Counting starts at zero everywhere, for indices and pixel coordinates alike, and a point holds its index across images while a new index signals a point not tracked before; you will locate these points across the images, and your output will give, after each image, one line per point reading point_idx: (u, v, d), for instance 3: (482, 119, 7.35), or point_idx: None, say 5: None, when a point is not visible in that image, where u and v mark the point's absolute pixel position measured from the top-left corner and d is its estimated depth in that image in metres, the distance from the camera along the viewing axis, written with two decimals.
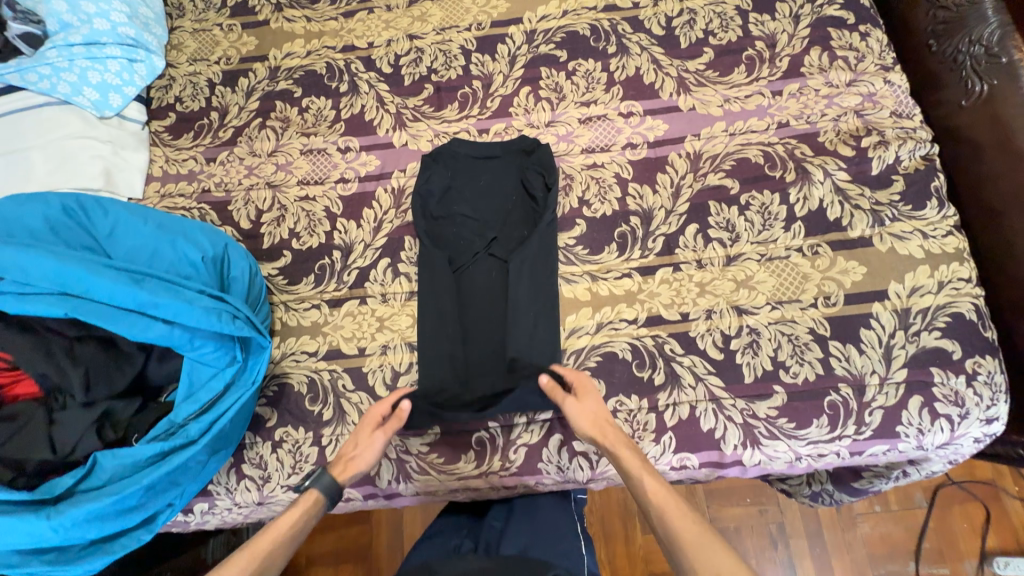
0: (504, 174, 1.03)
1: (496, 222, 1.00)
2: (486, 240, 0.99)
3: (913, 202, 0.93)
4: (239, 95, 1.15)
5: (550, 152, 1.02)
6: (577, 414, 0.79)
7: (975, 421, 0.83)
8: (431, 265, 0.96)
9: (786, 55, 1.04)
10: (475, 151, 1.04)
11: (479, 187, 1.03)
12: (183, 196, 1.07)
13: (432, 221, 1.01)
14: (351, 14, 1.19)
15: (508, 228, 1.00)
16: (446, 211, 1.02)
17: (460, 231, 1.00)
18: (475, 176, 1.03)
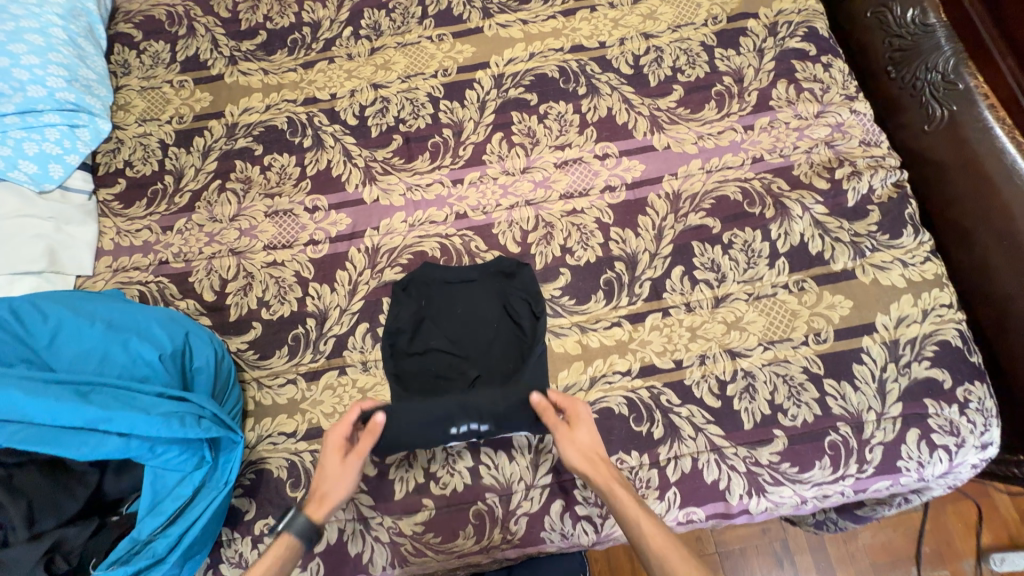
0: (483, 297, 0.95)
1: (478, 356, 0.92)
2: (468, 379, 0.90)
3: (889, 231, 0.94)
4: (195, 156, 1.08)
5: (533, 275, 0.95)
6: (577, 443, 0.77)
7: (971, 448, 0.83)
8: (399, 414, 0.81)
9: (753, 89, 1.05)
10: (449, 275, 0.96)
11: (456, 317, 0.94)
12: (139, 269, 0.99)
13: (405, 360, 0.92)
14: (311, 64, 1.14)
15: (493, 365, 0.91)
16: (421, 347, 0.93)
17: (437, 370, 0.91)
18: (453, 305, 0.95)
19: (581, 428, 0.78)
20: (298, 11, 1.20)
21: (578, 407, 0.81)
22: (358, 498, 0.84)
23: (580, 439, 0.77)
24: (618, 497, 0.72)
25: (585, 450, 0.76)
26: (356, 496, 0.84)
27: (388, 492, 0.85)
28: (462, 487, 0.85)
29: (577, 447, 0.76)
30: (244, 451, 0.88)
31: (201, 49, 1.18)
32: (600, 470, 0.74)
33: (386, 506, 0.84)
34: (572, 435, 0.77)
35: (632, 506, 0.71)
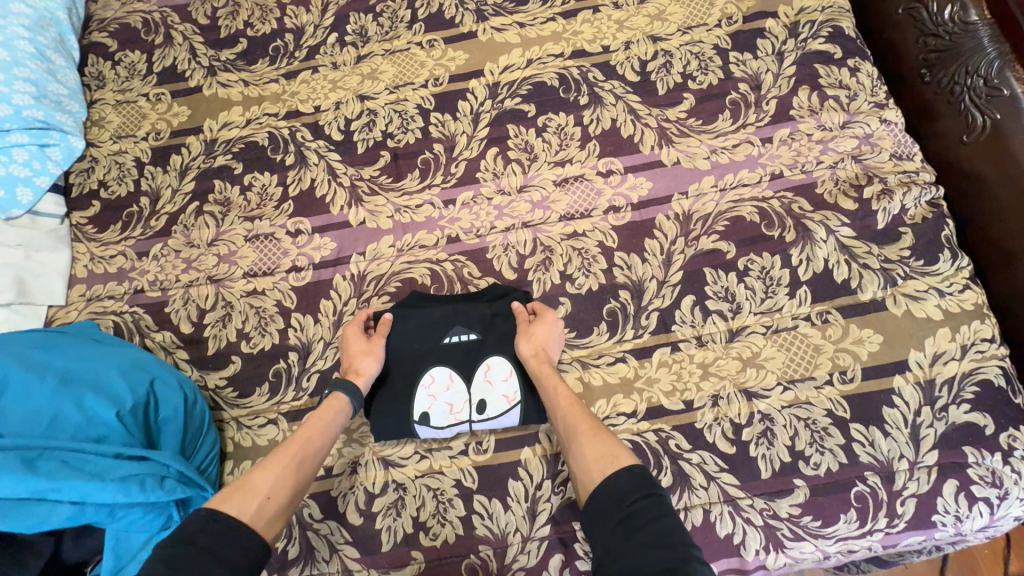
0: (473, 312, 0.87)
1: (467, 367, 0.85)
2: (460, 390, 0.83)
3: (924, 256, 0.85)
4: (172, 175, 1.02)
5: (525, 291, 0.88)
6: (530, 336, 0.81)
7: (1016, 502, 0.75)
8: (397, 349, 0.85)
9: (772, 97, 0.95)
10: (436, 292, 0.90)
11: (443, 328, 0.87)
12: (113, 298, 0.94)
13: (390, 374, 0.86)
14: (293, 74, 1.07)
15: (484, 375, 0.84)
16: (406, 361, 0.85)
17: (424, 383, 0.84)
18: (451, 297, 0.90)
19: (548, 323, 0.82)
20: (280, 16, 1.12)
21: (547, 312, 0.84)
22: (342, 549, 0.79)
23: (538, 331, 0.82)
24: (546, 377, 0.78)
25: (536, 341, 0.81)
26: (341, 548, 0.79)
27: (374, 544, 0.79)
28: (454, 537, 0.79)
29: (530, 339, 0.81)
30: None
31: (179, 58, 1.11)
32: (539, 362, 0.79)
33: (372, 559, 0.78)
34: (530, 325, 0.82)
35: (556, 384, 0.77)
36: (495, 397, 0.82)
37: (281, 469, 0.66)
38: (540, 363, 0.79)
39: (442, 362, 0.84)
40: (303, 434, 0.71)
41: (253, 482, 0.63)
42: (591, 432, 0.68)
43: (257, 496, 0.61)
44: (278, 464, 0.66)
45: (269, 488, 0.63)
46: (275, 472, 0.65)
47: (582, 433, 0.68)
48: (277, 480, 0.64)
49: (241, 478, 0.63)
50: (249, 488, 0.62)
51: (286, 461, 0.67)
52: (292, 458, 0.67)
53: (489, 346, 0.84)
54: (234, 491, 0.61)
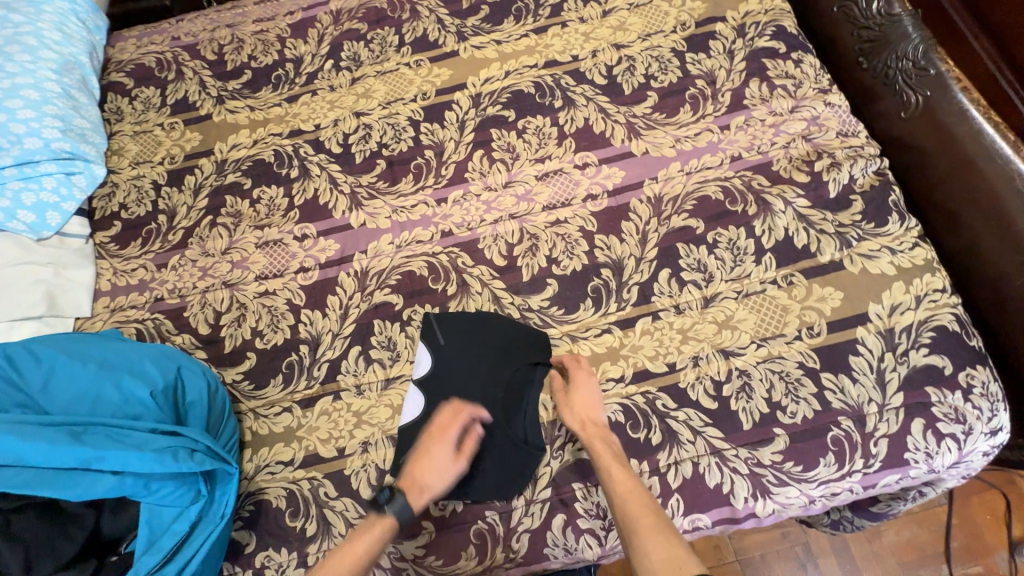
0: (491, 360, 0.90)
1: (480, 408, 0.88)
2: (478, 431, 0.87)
3: (875, 219, 0.93)
4: (187, 194, 1.11)
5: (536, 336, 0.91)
6: (577, 404, 0.84)
7: (980, 436, 0.81)
8: (432, 411, 0.88)
9: (726, 90, 1.06)
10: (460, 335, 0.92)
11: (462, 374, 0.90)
12: (136, 307, 1.01)
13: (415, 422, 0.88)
14: (295, 98, 1.18)
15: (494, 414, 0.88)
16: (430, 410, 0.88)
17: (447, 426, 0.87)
18: (467, 332, 0.92)
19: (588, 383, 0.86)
20: (280, 48, 1.24)
21: (580, 374, 0.87)
22: (357, 523, 0.83)
23: (578, 397, 0.85)
24: (602, 453, 0.78)
25: (581, 408, 0.84)
26: (355, 523, 0.84)
27: None
28: (462, 506, 0.84)
29: (575, 405, 0.84)
30: (243, 482, 0.88)
31: (190, 91, 1.22)
32: (591, 431, 0.81)
33: None
34: (571, 394, 0.85)
35: (611, 463, 0.77)
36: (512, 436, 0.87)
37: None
38: (594, 432, 0.81)
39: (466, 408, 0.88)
40: (345, 557, 0.71)
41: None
42: (655, 530, 0.67)
43: None
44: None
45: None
46: None
47: (643, 528, 0.68)
48: None
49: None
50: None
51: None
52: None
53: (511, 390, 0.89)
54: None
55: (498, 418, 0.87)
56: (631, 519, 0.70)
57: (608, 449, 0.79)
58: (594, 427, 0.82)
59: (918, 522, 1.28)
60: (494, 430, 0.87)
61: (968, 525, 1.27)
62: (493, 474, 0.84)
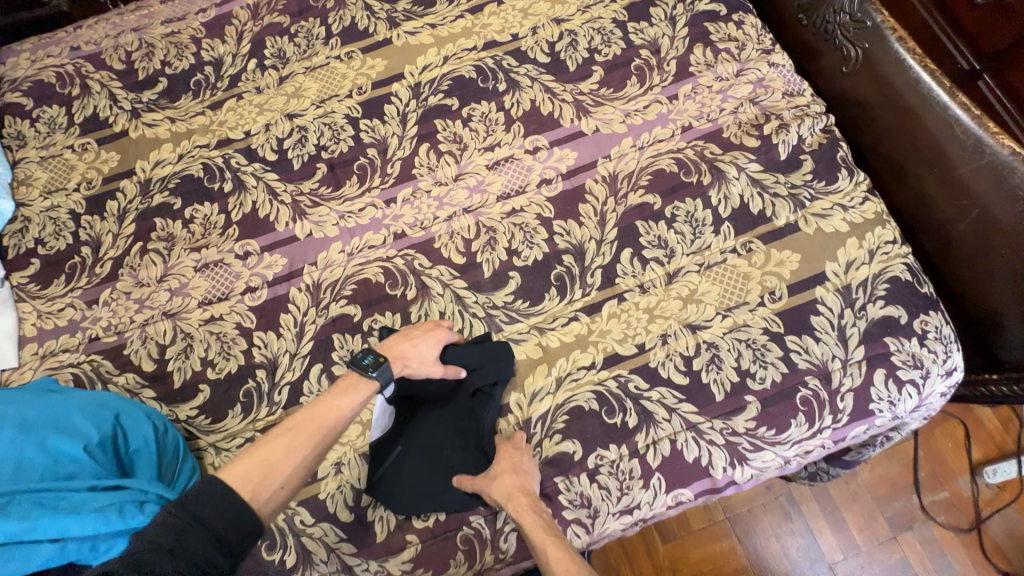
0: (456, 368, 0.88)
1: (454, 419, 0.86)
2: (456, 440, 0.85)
3: (825, 177, 0.94)
4: (111, 221, 1.02)
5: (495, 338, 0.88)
6: (495, 485, 0.76)
7: (937, 378, 0.84)
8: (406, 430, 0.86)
9: (671, 58, 1.03)
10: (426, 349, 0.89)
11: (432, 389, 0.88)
12: (69, 351, 0.93)
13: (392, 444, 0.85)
14: (219, 104, 1.09)
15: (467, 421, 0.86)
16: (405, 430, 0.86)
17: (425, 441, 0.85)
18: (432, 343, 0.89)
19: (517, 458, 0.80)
20: (196, 51, 1.14)
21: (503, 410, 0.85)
22: (338, 547, 0.80)
23: (502, 467, 0.78)
24: (533, 531, 0.73)
25: (502, 481, 0.76)
26: (337, 546, 0.80)
27: (369, 535, 0.81)
28: (444, 514, 0.82)
29: (497, 482, 0.77)
30: None
31: (99, 106, 1.11)
32: (518, 505, 0.74)
33: (369, 550, 0.80)
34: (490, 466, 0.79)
35: (516, 499, 0.75)
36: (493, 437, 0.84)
37: (303, 451, 0.71)
38: (521, 504, 0.75)
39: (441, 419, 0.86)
40: (321, 412, 0.75)
41: (274, 462, 0.68)
42: None
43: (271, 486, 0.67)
44: (299, 442, 0.71)
45: (286, 470, 0.69)
46: (298, 457, 0.70)
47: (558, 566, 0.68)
48: (297, 466, 0.70)
49: (261, 452, 0.69)
50: (269, 471, 0.68)
51: (305, 445, 0.71)
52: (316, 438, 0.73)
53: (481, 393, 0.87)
54: (252, 470, 0.67)
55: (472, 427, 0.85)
56: None
57: (544, 530, 0.73)
58: (518, 496, 0.75)
59: (892, 462, 1.35)
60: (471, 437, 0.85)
61: (933, 456, 1.35)
62: (478, 479, 0.83)
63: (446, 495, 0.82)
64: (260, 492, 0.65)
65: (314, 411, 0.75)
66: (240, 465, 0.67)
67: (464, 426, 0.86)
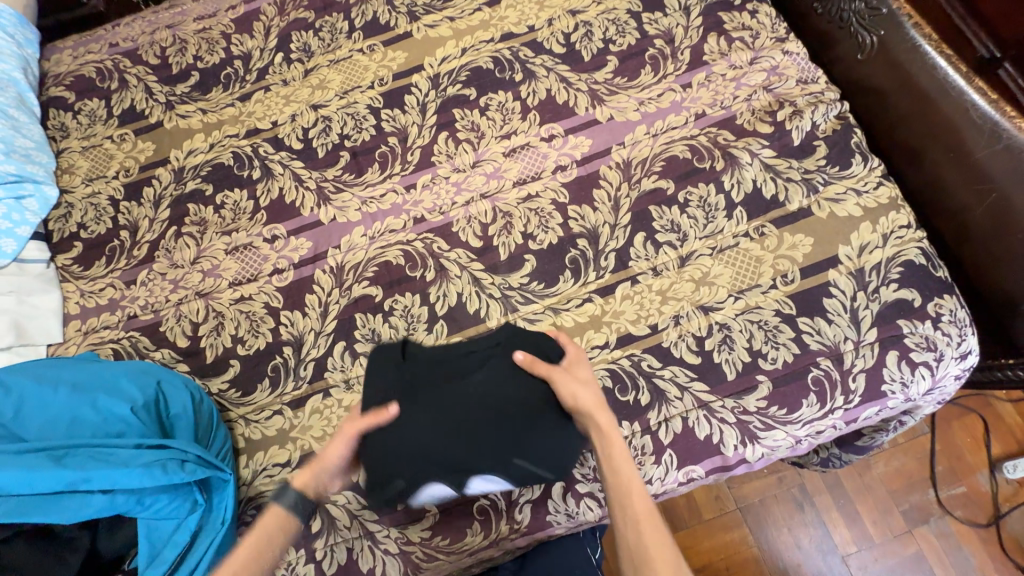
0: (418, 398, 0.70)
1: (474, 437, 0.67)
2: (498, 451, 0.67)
3: (839, 162, 0.95)
4: (147, 207, 1.07)
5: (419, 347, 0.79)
6: (566, 388, 0.73)
7: (951, 360, 0.85)
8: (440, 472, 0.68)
9: (685, 47, 1.05)
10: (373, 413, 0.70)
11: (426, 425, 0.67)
12: (109, 327, 0.99)
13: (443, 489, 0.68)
14: (248, 96, 1.14)
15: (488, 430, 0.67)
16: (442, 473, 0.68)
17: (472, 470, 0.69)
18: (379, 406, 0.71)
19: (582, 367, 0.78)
20: (226, 45, 1.19)
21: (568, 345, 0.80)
22: (361, 514, 0.84)
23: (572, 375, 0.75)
24: (600, 430, 0.73)
25: (573, 392, 0.73)
26: (360, 514, 0.84)
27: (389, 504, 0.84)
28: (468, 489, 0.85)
29: (572, 387, 0.74)
30: (241, 489, 0.87)
31: (136, 99, 1.17)
32: (593, 414, 0.73)
33: (391, 518, 0.84)
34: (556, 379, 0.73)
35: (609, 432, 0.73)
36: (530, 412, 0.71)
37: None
38: (592, 412, 0.73)
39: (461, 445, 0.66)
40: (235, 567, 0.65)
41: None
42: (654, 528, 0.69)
43: None
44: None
45: None
46: None
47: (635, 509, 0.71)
48: None
49: None
50: None
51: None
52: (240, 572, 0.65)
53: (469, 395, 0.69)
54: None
55: (508, 409, 0.69)
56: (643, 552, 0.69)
57: (609, 428, 0.73)
58: (593, 410, 0.73)
59: (908, 453, 1.34)
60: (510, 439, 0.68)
61: (951, 450, 1.34)
62: (535, 462, 0.70)
63: (495, 483, 0.71)
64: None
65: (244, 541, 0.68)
66: None
67: (498, 412, 0.68)
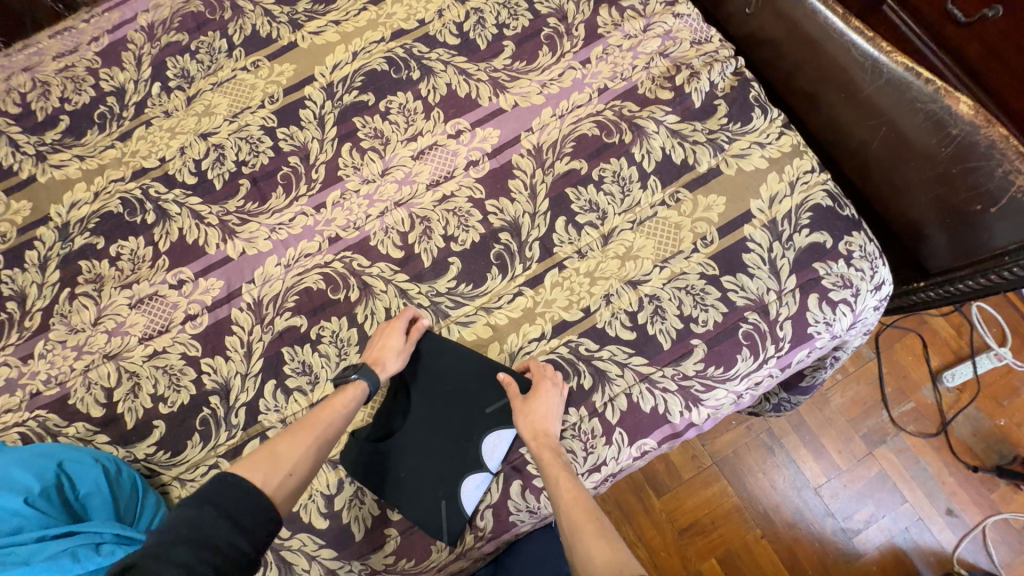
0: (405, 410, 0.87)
1: (448, 429, 0.85)
2: (465, 437, 0.85)
3: (740, 118, 0.96)
4: (34, 272, 0.98)
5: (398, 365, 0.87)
6: (521, 414, 0.80)
7: (867, 293, 0.88)
8: (430, 470, 0.83)
9: (579, 23, 1.04)
10: (374, 434, 0.85)
11: (414, 435, 0.85)
12: (10, 410, 0.90)
13: (431, 484, 0.82)
14: (127, 135, 1.05)
15: (456, 420, 0.86)
16: (433, 471, 0.83)
17: (451, 464, 0.83)
18: (379, 430, 0.86)
19: (544, 393, 0.82)
20: (95, 82, 1.09)
21: (537, 382, 0.83)
22: (319, 554, 0.81)
23: (530, 405, 0.81)
24: (550, 465, 0.77)
25: (531, 418, 0.80)
26: (317, 554, 0.81)
27: (347, 537, 0.81)
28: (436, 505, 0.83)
29: (526, 417, 0.80)
30: None
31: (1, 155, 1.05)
32: (540, 443, 0.79)
33: (352, 551, 0.81)
34: (523, 403, 0.81)
35: (560, 475, 0.76)
36: (488, 404, 0.86)
37: (305, 447, 0.73)
38: (542, 443, 0.79)
39: (440, 437, 0.85)
40: (318, 413, 0.77)
41: (281, 453, 0.72)
42: (596, 536, 0.68)
43: (279, 475, 0.69)
44: (301, 437, 0.74)
45: (295, 459, 0.72)
46: (302, 449, 0.73)
47: (586, 534, 0.68)
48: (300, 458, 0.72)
49: (261, 449, 0.72)
50: (274, 461, 0.70)
51: (308, 440, 0.74)
52: (314, 435, 0.75)
53: (438, 401, 0.87)
54: (258, 460, 0.70)
55: (467, 396, 0.87)
56: (574, 527, 0.69)
57: (556, 461, 0.78)
58: (542, 437, 0.80)
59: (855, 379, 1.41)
60: (472, 424, 0.86)
61: (896, 370, 1.42)
62: (500, 437, 0.85)
63: (479, 474, 0.83)
64: (269, 480, 0.68)
65: (312, 413, 0.77)
66: (247, 461, 0.69)
67: (458, 400, 0.87)
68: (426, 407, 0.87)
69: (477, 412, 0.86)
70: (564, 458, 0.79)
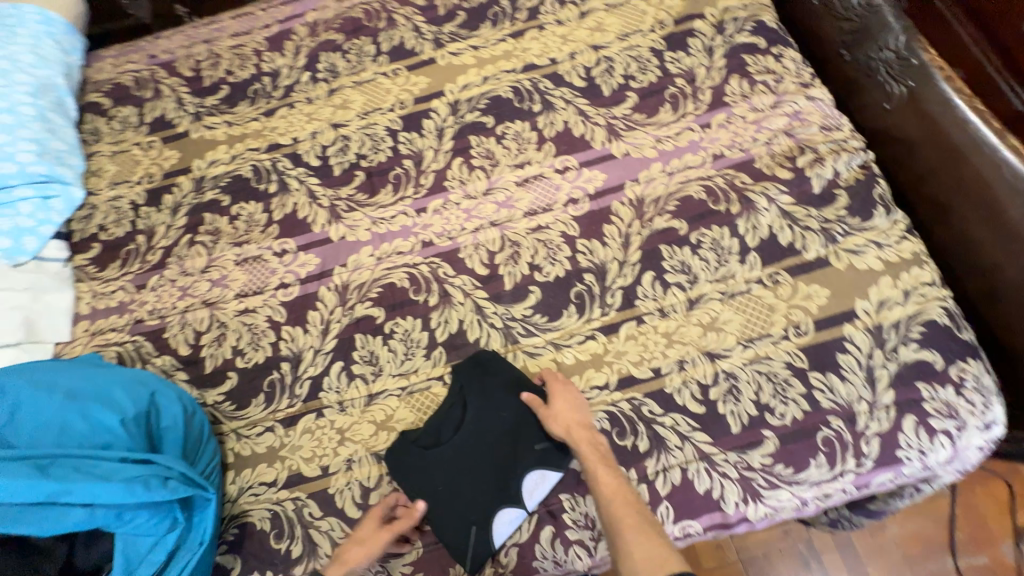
0: (455, 423, 0.87)
1: (493, 454, 0.85)
2: (508, 467, 0.84)
3: (860, 213, 0.92)
4: (166, 213, 1.10)
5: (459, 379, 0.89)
6: (554, 414, 0.82)
7: (974, 430, 0.79)
8: (468, 491, 0.83)
9: (706, 88, 1.05)
10: (421, 440, 0.86)
11: (459, 451, 0.85)
12: (115, 329, 1.00)
13: (467, 504, 0.82)
14: (272, 112, 1.17)
15: (503, 448, 0.85)
16: (470, 492, 0.82)
17: (489, 490, 0.82)
18: (427, 438, 0.87)
19: (572, 394, 0.84)
20: (257, 62, 1.23)
21: (560, 385, 0.85)
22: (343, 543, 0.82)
23: (560, 405, 0.83)
24: (587, 455, 0.78)
25: (564, 416, 0.82)
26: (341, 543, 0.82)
27: None
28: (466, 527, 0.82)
29: (558, 415, 0.82)
30: (225, 506, 0.87)
31: (167, 109, 1.21)
32: (576, 435, 0.80)
33: None
34: (549, 406, 0.84)
35: (597, 466, 0.77)
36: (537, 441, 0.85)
37: None
38: (579, 435, 0.80)
39: (484, 460, 0.84)
40: None
41: None
42: (637, 528, 0.71)
43: None
44: None
45: None
46: None
47: (628, 528, 0.70)
48: None
49: None
50: None
51: None
52: None
53: (489, 424, 0.86)
54: None
55: (518, 426, 0.86)
56: (616, 520, 0.72)
57: (596, 455, 0.79)
58: (580, 429, 0.81)
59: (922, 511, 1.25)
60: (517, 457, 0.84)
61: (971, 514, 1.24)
62: (543, 477, 0.83)
63: (515, 509, 0.81)
64: None
65: None
66: None
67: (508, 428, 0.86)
68: (476, 427, 0.86)
69: (525, 445, 0.85)
70: (603, 447, 0.80)
